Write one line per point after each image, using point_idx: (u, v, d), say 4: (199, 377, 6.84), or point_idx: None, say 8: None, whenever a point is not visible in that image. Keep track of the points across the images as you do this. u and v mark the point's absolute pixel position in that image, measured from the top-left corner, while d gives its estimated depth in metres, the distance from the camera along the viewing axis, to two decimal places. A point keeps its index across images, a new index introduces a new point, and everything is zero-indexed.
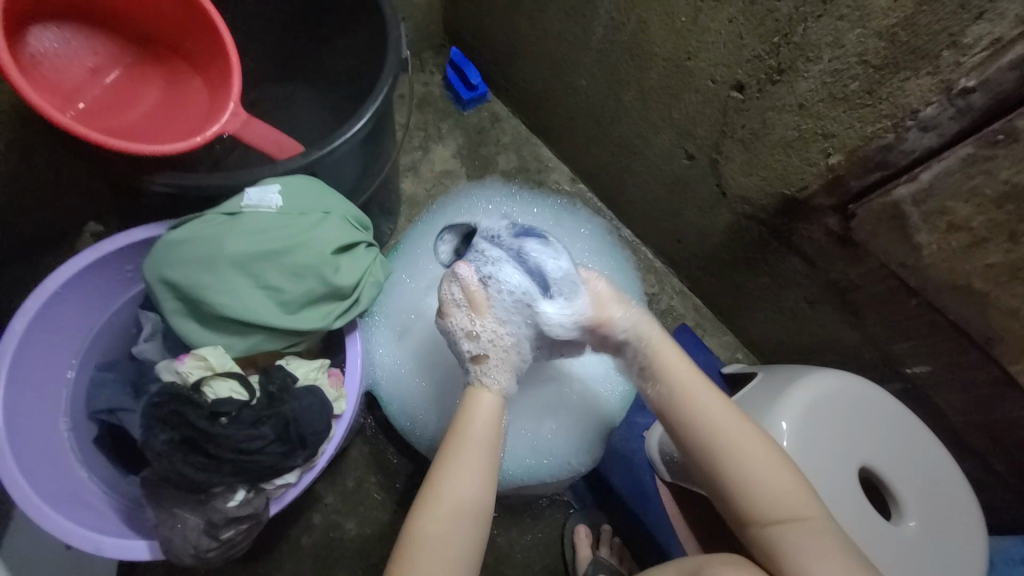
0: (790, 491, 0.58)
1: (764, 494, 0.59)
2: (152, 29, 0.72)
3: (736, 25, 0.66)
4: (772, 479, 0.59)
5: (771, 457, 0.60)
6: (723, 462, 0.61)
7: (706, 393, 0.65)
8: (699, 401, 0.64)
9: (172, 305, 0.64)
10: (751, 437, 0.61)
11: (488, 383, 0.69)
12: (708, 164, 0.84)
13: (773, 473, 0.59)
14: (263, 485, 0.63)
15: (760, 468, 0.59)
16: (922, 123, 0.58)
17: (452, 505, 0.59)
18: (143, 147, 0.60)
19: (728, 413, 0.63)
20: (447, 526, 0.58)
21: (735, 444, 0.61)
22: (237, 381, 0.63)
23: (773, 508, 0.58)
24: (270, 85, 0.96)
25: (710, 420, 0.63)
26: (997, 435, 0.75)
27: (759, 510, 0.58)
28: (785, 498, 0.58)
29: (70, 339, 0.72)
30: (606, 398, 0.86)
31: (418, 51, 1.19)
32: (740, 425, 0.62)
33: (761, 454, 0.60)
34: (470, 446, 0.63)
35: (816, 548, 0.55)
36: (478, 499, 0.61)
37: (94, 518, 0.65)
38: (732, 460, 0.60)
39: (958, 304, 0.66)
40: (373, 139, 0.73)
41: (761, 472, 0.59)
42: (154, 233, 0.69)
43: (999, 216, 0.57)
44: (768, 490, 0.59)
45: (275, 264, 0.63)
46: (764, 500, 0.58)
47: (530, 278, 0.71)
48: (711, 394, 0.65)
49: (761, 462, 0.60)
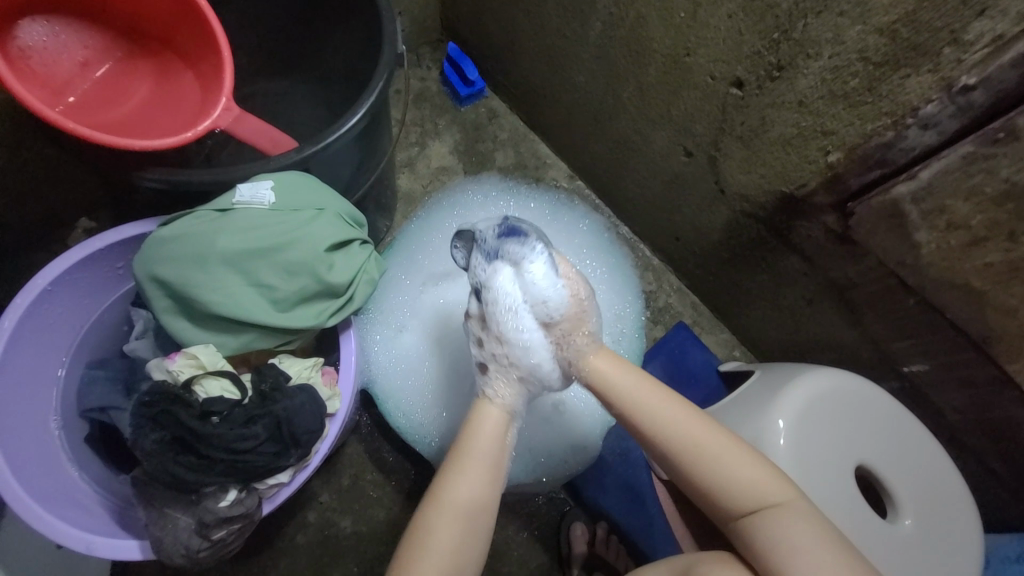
0: (761, 489, 0.57)
1: (733, 488, 0.57)
2: (143, 21, 0.71)
3: (735, 21, 0.66)
4: (737, 471, 0.58)
5: (731, 449, 0.59)
6: (685, 461, 0.60)
7: (648, 390, 0.64)
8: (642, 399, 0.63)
9: (163, 303, 0.63)
10: (705, 431, 0.60)
11: (498, 399, 0.67)
12: (706, 161, 0.83)
13: (736, 465, 0.58)
14: (255, 485, 0.62)
15: (721, 461, 0.59)
16: (922, 121, 0.57)
17: (460, 509, 0.59)
18: (133, 142, 0.59)
19: (674, 414, 0.62)
20: (455, 531, 0.58)
21: (692, 440, 0.60)
22: (228, 380, 0.62)
23: (745, 503, 0.57)
24: (264, 79, 0.95)
25: (661, 417, 0.62)
26: (993, 433, 0.75)
27: (733, 506, 0.57)
28: (755, 488, 0.57)
29: (60, 337, 0.71)
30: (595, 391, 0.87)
31: (414, 46, 1.18)
32: (690, 418, 0.61)
33: (720, 447, 0.59)
34: (476, 452, 0.63)
35: (796, 538, 0.53)
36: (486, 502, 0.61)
37: (84, 518, 0.65)
38: (693, 458, 0.59)
39: (956, 303, 0.66)
40: (368, 134, 0.72)
41: (726, 467, 0.58)
42: (145, 229, 0.69)
43: (999, 215, 0.57)
44: (736, 484, 0.57)
45: (267, 262, 0.62)
46: (734, 495, 0.57)
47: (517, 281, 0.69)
48: (656, 391, 0.64)
49: (721, 455, 0.59)
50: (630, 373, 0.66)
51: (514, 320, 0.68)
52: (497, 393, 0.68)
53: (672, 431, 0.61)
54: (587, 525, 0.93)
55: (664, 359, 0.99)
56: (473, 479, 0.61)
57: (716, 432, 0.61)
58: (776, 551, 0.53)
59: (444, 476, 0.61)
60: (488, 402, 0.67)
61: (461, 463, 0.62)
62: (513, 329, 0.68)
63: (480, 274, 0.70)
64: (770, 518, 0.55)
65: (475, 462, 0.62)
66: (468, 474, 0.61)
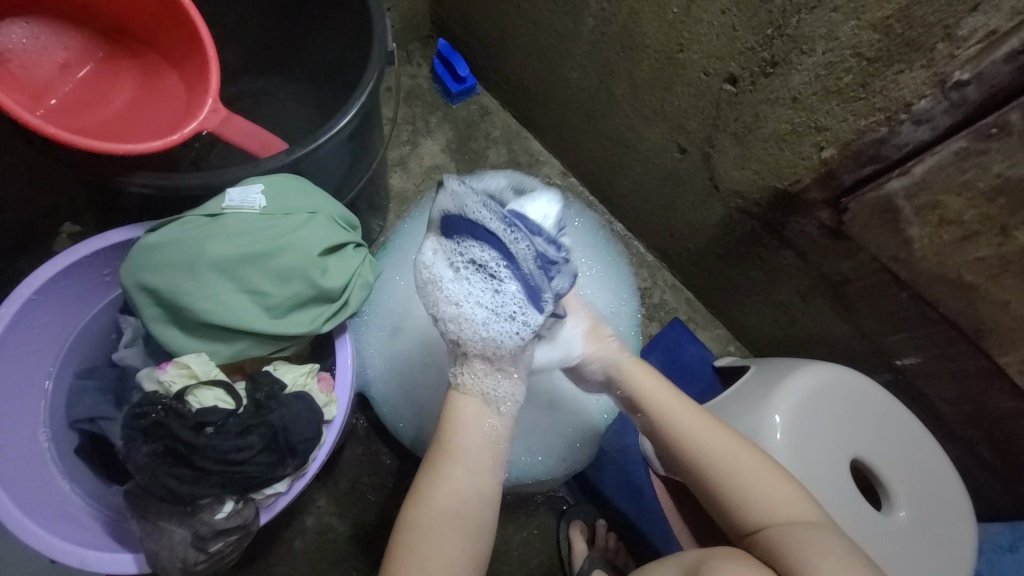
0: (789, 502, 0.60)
1: (760, 500, 0.60)
2: (125, 21, 0.69)
3: (729, 16, 0.65)
4: (767, 486, 0.60)
5: (760, 464, 0.62)
6: (715, 473, 0.62)
7: (681, 403, 0.67)
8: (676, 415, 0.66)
9: (153, 311, 0.62)
10: (739, 447, 0.63)
11: (462, 387, 0.67)
12: (700, 157, 0.83)
13: (765, 476, 0.61)
14: (252, 495, 0.61)
15: (752, 475, 0.61)
16: (915, 116, 0.58)
17: (441, 506, 0.60)
18: (117, 147, 0.58)
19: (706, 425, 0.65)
20: (438, 529, 0.59)
21: (726, 454, 0.63)
22: (222, 390, 0.61)
23: (771, 515, 0.59)
24: (251, 79, 0.93)
25: (693, 430, 0.65)
26: (984, 424, 0.76)
27: (757, 517, 0.59)
28: (784, 505, 0.59)
29: (46, 347, 0.70)
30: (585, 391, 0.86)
31: (404, 42, 1.16)
32: (725, 436, 0.64)
33: (750, 462, 0.62)
34: (451, 447, 0.64)
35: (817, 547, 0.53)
36: (468, 500, 0.61)
37: (78, 531, 0.64)
38: (725, 469, 0.62)
39: (949, 297, 0.66)
40: (359, 134, 0.71)
41: (754, 476, 0.61)
42: (132, 235, 0.67)
43: (991, 209, 0.57)
44: (763, 492, 0.60)
45: (259, 268, 0.61)
46: (762, 507, 0.59)
47: (472, 266, 0.67)
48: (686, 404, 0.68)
49: (753, 471, 0.61)
50: (669, 391, 0.69)
51: (440, 291, 0.68)
52: (467, 384, 0.68)
53: (706, 445, 0.64)
54: (586, 523, 0.93)
55: (660, 355, 0.99)
56: (449, 477, 0.62)
57: (749, 450, 0.63)
58: (797, 552, 0.54)
59: (427, 477, 0.62)
60: (457, 393, 0.67)
61: (441, 462, 0.63)
62: (443, 299, 0.68)
63: (429, 256, 0.69)
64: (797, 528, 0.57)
65: (452, 459, 0.63)
66: (446, 471, 0.62)
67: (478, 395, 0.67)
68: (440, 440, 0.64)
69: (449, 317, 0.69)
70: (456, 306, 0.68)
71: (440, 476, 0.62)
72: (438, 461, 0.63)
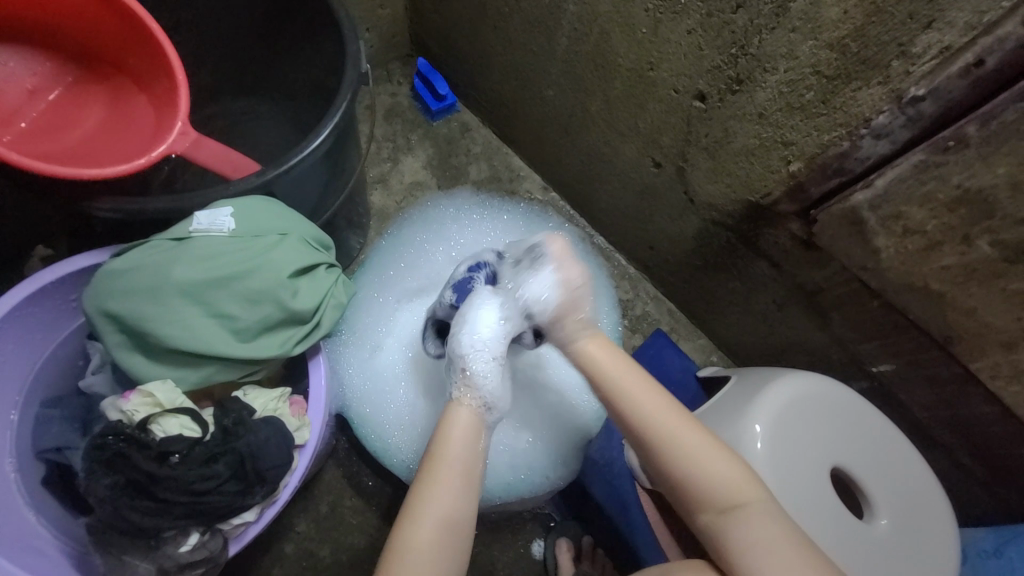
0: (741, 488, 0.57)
1: (707, 480, 0.57)
2: (93, 46, 0.69)
3: (694, 36, 0.67)
4: (715, 463, 0.58)
5: (702, 436, 0.60)
6: (661, 451, 0.60)
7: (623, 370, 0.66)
8: (618, 382, 0.65)
9: (117, 339, 0.60)
10: (679, 422, 0.61)
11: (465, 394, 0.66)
12: (675, 172, 0.85)
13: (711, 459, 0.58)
14: (218, 526, 0.60)
15: (699, 452, 0.59)
16: (874, 131, 0.60)
17: (436, 521, 0.57)
18: (82, 172, 0.57)
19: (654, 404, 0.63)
20: (433, 542, 0.55)
21: (666, 431, 0.60)
22: (188, 417, 0.60)
23: (723, 500, 0.56)
24: (228, 100, 0.93)
25: (639, 407, 0.63)
26: (962, 430, 0.77)
27: (709, 503, 0.57)
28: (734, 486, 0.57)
29: (11, 376, 0.68)
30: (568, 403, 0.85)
31: (383, 62, 1.17)
32: (666, 410, 0.62)
33: (693, 433, 0.60)
34: (446, 456, 0.61)
35: (773, 537, 0.52)
36: (463, 508, 0.59)
37: (44, 567, 0.62)
38: (667, 446, 0.60)
39: (917, 305, 0.68)
40: (335, 154, 0.71)
41: (700, 459, 0.58)
42: (100, 260, 0.66)
43: (953, 219, 0.59)
44: (710, 475, 0.57)
45: (227, 291, 0.60)
46: (715, 489, 0.57)
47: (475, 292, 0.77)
48: (635, 380, 0.65)
49: (695, 445, 0.59)
50: (617, 357, 0.68)
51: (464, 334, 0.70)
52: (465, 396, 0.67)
53: (651, 421, 0.61)
54: (572, 539, 0.91)
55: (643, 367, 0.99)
56: (445, 490, 0.59)
57: (692, 423, 0.61)
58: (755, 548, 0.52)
59: (421, 488, 0.59)
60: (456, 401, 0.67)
61: (435, 472, 0.60)
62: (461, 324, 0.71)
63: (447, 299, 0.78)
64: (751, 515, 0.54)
65: (448, 473, 0.60)
66: (440, 483, 0.59)
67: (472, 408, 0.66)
68: (432, 451, 0.62)
69: (475, 356, 0.68)
70: (495, 329, 0.70)
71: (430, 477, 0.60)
72: (430, 471, 0.60)
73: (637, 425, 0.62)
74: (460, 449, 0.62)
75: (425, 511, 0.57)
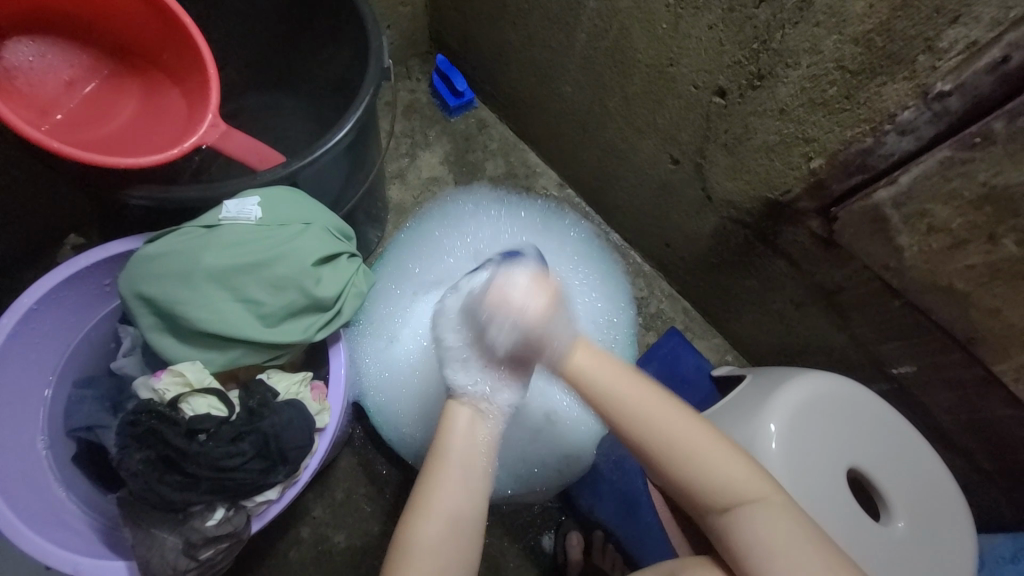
0: (750, 489, 0.55)
1: (709, 475, 0.56)
2: (129, 40, 0.71)
3: (715, 32, 0.67)
4: (715, 459, 0.57)
5: (703, 431, 0.58)
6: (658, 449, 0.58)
7: (617, 375, 0.62)
8: (608, 386, 0.61)
9: (150, 321, 0.63)
10: (681, 418, 0.59)
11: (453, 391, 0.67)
12: (692, 168, 0.84)
13: (715, 461, 0.57)
14: (243, 503, 0.62)
15: (698, 449, 0.57)
16: (899, 127, 0.59)
17: (439, 521, 0.57)
18: (120, 161, 0.60)
19: (651, 403, 0.59)
20: (439, 543, 0.56)
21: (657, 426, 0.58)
22: (215, 397, 0.62)
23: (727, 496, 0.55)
24: (255, 95, 0.96)
25: (632, 404, 0.59)
26: (983, 434, 0.75)
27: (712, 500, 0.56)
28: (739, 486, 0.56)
29: (47, 356, 0.71)
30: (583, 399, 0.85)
31: (403, 58, 1.19)
32: (658, 403, 0.59)
33: (692, 434, 0.58)
34: (447, 457, 0.61)
35: (782, 536, 0.52)
36: (467, 510, 0.59)
37: (74, 539, 0.64)
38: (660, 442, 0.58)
39: (940, 305, 0.66)
40: (356, 147, 0.72)
41: (705, 462, 0.57)
42: (132, 246, 0.68)
43: (979, 217, 0.58)
44: (717, 477, 0.56)
45: (254, 278, 0.62)
46: (717, 486, 0.56)
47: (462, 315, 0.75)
48: (622, 375, 0.62)
49: (690, 440, 0.57)
50: (609, 365, 0.63)
51: (447, 327, 0.75)
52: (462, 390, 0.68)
53: (647, 418, 0.59)
54: (584, 532, 0.92)
55: (657, 365, 0.99)
56: (447, 492, 0.59)
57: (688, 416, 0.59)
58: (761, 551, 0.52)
59: (422, 488, 0.60)
60: (453, 402, 0.67)
61: (437, 473, 0.60)
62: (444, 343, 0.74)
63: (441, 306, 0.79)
64: (759, 518, 0.53)
65: (451, 470, 0.60)
66: (443, 485, 0.59)
67: (470, 407, 0.66)
68: (435, 452, 0.62)
69: (453, 364, 0.71)
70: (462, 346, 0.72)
71: (432, 482, 0.60)
72: (432, 473, 0.60)
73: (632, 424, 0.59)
74: (462, 450, 0.62)
75: (426, 511, 0.58)
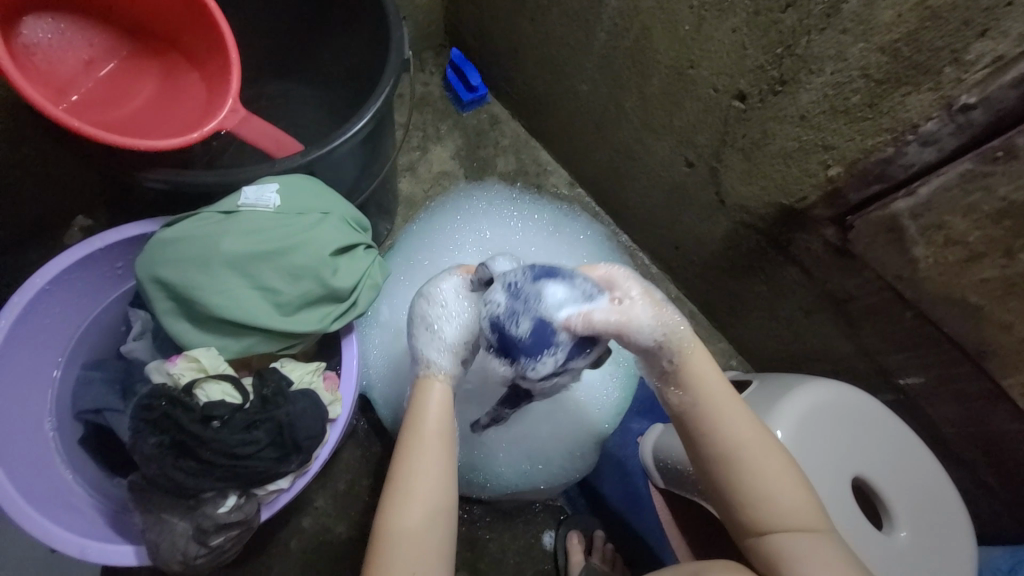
0: (802, 511, 0.56)
1: (770, 496, 0.56)
2: (149, 22, 0.71)
3: (739, 35, 0.67)
4: (772, 470, 0.56)
5: (775, 454, 0.58)
6: (723, 456, 0.57)
7: (721, 392, 0.60)
8: (703, 391, 0.59)
9: (165, 304, 0.62)
10: (754, 434, 0.58)
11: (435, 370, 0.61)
12: (708, 171, 0.84)
13: (778, 481, 0.56)
14: (254, 491, 0.62)
15: (761, 455, 0.57)
16: (921, 138, 0.59)
17: (416, 507, 0.55)
18: (139, 142, 0.59)
19: (739, 420, 0.59)
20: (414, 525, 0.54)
21: (732, 430, 0.58)
22: (229, 385, 0.62)
23: (780, 510, 0.55)
24: (269, 82, 0.95)
25: (711, 403, 0.59)
26: (987, 447, 0.75)
27: (756, 510, 0.56)
28: (795, 510, 0.56)
29: (55, 338, 0.71)
30: (589, 397, 0.84)
31: (418, 50, 1.18)
32: (747, 422, 0.59)
33: (765, 453, 0.57)
34: (428, 443, 0.58)
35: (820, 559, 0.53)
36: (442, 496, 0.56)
37: (81, 522, 0.64)
38: (726, 446, 0.57)
39: (952, 317, 0.66)
40: (373, 138, 0.72)
41: (769, 482, 0.56)
42: (147, 230, 0.68)
43: (997, 231, 0.58)
44: (775, 498, 0.56)
45: (270, 265, 0.62)
46: (774, 507, 0.55)
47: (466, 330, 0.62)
48: (724, 391, 0.60)
49: (757, 452, 0.57)
50: (717, 377, 0.61)
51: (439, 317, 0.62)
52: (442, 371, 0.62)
53: (724, 421, 0.58)
54: (584, 531, 0.93)
55: None
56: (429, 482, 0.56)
57: (765, 438, 0.58)
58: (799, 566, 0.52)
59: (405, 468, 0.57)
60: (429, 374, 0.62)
61: (419, 459, 0.57)
62: (433, 326, 0.62)
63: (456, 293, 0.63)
64: (805, 540, 0.54)
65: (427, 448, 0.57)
66: (424, 465, 0.57)
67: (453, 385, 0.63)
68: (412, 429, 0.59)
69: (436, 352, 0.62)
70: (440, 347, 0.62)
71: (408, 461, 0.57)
72: (406, 455, 0.57)
73: (702, 422, 0.59)
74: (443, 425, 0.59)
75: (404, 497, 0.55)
